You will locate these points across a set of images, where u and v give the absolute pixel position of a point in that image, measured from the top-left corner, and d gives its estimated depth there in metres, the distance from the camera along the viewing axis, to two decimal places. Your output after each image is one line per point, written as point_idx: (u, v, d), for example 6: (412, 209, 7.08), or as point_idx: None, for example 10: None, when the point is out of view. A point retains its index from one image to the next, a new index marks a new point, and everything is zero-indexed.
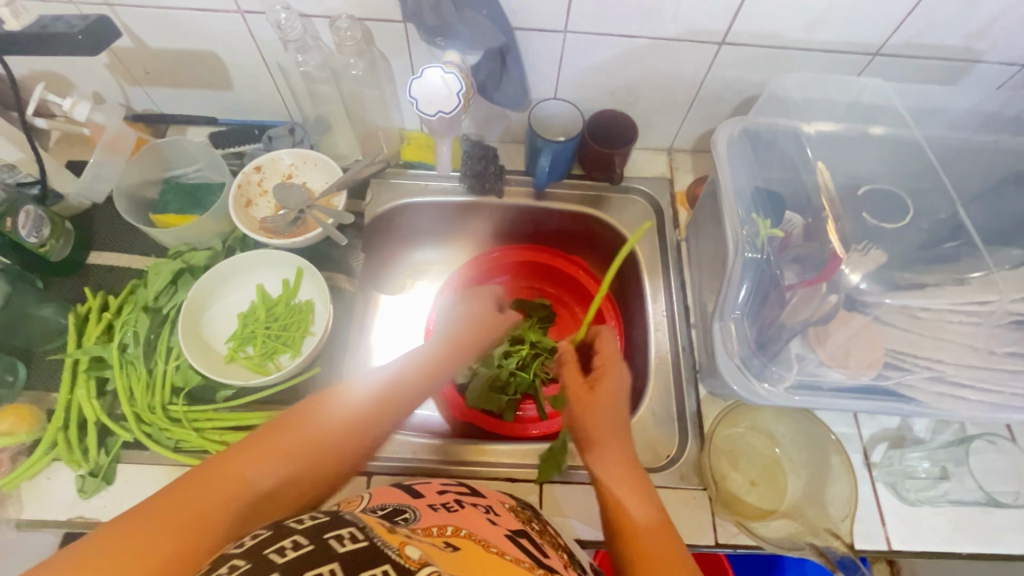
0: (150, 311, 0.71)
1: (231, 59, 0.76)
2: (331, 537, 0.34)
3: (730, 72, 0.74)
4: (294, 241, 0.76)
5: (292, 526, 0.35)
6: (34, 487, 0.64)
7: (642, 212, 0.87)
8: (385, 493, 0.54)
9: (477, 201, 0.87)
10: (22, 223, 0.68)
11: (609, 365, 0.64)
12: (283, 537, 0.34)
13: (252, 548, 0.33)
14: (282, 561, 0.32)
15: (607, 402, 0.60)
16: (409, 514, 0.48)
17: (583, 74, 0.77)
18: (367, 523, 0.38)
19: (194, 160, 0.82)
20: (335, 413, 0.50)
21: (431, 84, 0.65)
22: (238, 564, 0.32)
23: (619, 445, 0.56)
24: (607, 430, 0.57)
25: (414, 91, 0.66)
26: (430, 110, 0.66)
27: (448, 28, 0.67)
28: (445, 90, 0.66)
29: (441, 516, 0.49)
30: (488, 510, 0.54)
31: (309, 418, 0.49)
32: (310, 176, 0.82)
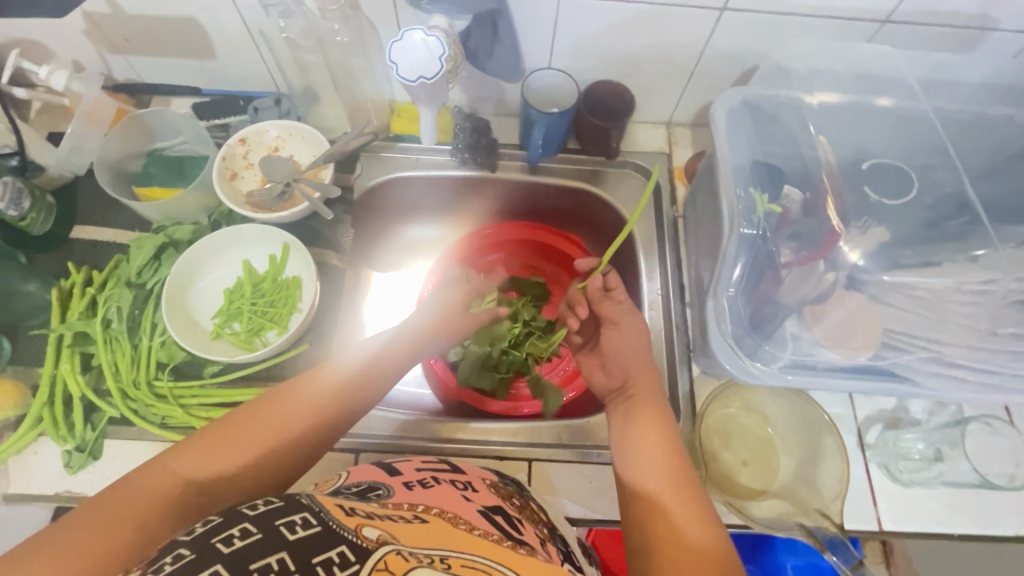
0: (133, 287, 0.70)
1: (212, 26, 0.73)
2: (281, 525, 0.35)
3: (732, 41, 0.71)
4: (281, 215, 0.74)
5: (243, 513, 0.35)
6: (21, 461, 0.64)
7: (639, 187, 0.84)
8: (362, 471, 0.53)
9: (469, 176, 0.85)
10: (0, 195, 0.67)
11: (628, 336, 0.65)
12: (232, 524, 0.34)
13: (201, 536, 0.33)
14: (230, 549, 0.32)
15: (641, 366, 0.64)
16: (382, 491, 0.48)
17: (578, 42, 0.74)
18: (323, 508, 0.38)
19: (177, 132, 0.80)
20: (283, 414, 0.50)
21: (412, 47, 0.63)
22: (183, 553, 0.32)
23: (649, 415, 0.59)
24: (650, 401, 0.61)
25: (394, 55, 0.64)
26: (411, 76, 0.63)
27: None
28: (427, 54, 0.63)
29: (412, 493, 0.48)
30: (464, 487, 0.53)
31: (262, 415, 0.50)
32: (297, 149, 0.79)
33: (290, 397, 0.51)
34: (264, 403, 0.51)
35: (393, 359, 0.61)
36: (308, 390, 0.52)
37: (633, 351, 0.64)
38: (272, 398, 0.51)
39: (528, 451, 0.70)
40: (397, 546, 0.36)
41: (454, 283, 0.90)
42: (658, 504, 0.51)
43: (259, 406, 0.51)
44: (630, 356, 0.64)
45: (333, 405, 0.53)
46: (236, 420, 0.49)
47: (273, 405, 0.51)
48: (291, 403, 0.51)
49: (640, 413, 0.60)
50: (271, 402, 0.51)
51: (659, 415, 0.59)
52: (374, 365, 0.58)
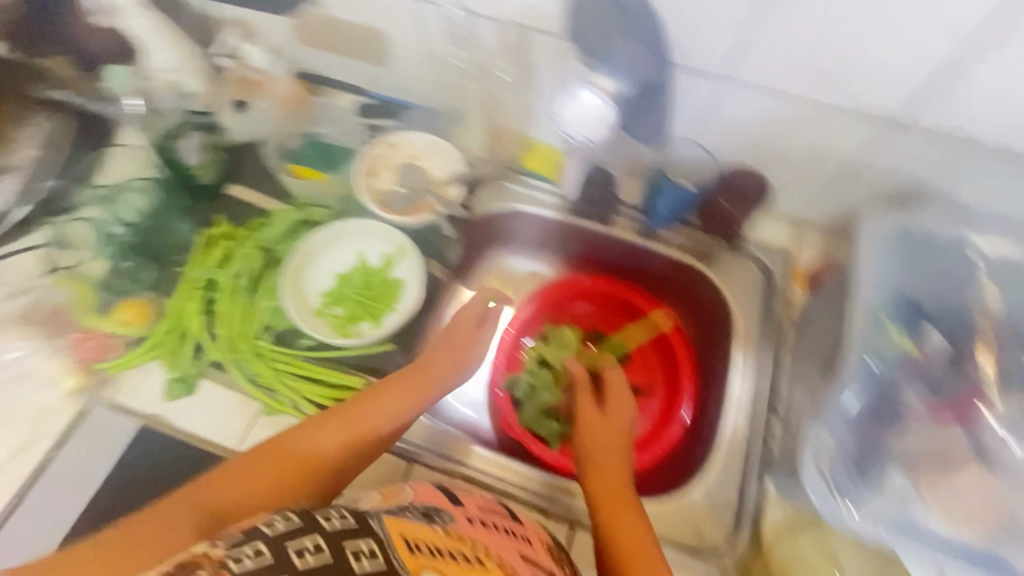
0: (265, 251, 0.77)
1: (396, 41, 0.81)
2: (350, 550, 0.39)
3: (893, 159, 0.69)
4: (405, 220, 0.81)
5: (320, 526, 0.40)
6: (127, 378, 0.70)
7: (751, 280, 0.82)
8: (429, 492, 0.56)
9: (583, 226, 0.87)
10: (184, 146, 0.80)
11: (614, 417, 0.72)
12: (307, 536, 0.38)
13: (279, 537, 0.38)
14: (302, 563, 0.36)
15: (610, 441, 0.69)
16: (445, 516, 0.51)
17: (729, 126, 0.73)
18: (389, 538, 0.42)
19: (336, 124, 0.88)
20: (307, 440, 0.58)
21: (585, 109, 0.71)
22: (262, 550, 0.36)
23: (621, 501, 0.63)
24: (619, 493, 0.64)
25: (564, 113, 0.73)
26: (579, 134, 0.74)
27: (608, 53, 0.65)
28: (592, 120, 0.72)
29: (472, 528, 0.51)
30: (519, 539, 0.55)
31: (289, 442, 0.58)
32: (432, 161, 0.86)
33: (312, 425, 0.59)
34: (289, 432, 0.58)
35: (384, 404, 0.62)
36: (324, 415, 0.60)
37: (611, 429, 0.71)
38: (271, 444, 0.57)
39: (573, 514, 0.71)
40: None
41: (537, 322, 0.93)
42: None
43: (287, 434, 0.59)
44: (611, 435, 0.70)
45: (353, 430, 0.59)
46: (255, 449, 0.57)
47: (300, 433, 0.58)
48: (308, 433, 0.58)
49: (605, 499, 0.64)
50: (298, 431, 0.59)
51: (622, 496, 0.63)
52: (373, 393, 0.63)
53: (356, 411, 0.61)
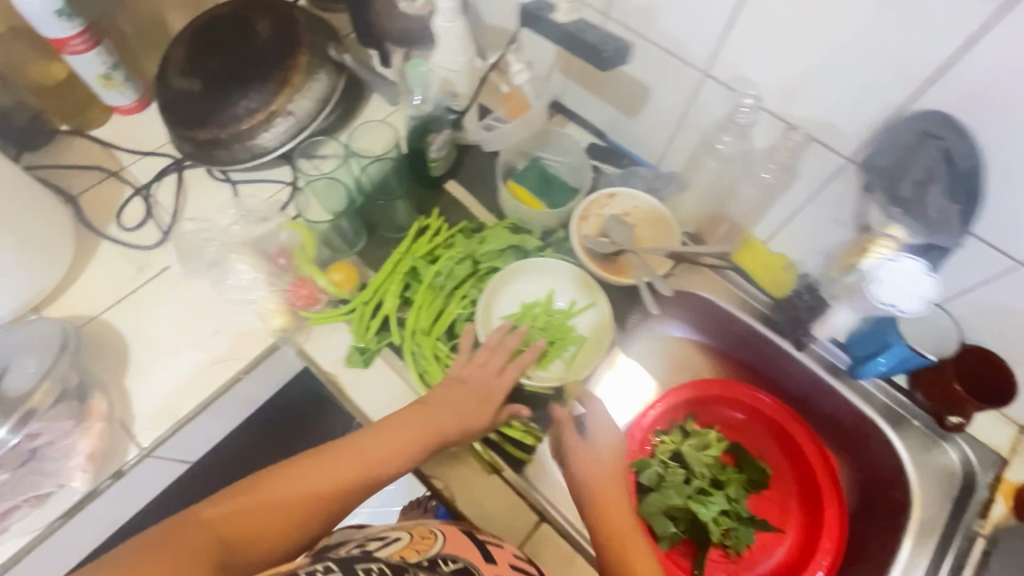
0: (469, 259, 0.79)
1: (658, 101, 0.80)
2: None
3: None
4: (609, 277, 0.81)
5: None
6: (322, 332, 0.77)
7: (946, 471, 0.74)
8: (459, 541, 0.58)
9: (772, 340, 0.83)
10: (435, 140, 0.81)
11: (601, 457, 0.67)
12: None
13: None
14: None
15: (619, 508, 0.64)
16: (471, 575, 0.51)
17: (998, 310, 0.65)
18: None
19: (564, 155, 0.90)
20: (319, 471, 0.58)
21: (906, 276, 0.65)
22: None
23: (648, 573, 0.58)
24: (649, 573, 0.58)
25: (882, 292, 0.67)
26: (917, 306, 0.65)
27: (917, 205, 0.60)
28: (913, 286, 0.65)
29: None
30: None
31: (299, 472, 0.58)
32: (644, 225, 0.84)
33: (322, 462, 0.59)
34: (301, 463, 0.59)
35: (388, 440, 0.62)
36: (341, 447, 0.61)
37: (610, 495, 0.64)
38: (272, 473, 0.57)
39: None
40: None
41: (680, 411, 0.89)
42: None
43: (301, 462, 0.59)
44: (620, 510, 0.64)
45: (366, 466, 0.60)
46: (281, 474, 0.58)
47: (320, 464, 0.59)
48: (325, 469, 0.58)
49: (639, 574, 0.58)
50: (308, 464, 0.59)
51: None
52: (382, 428, 0.63)
53: (375, 449, 0.61)
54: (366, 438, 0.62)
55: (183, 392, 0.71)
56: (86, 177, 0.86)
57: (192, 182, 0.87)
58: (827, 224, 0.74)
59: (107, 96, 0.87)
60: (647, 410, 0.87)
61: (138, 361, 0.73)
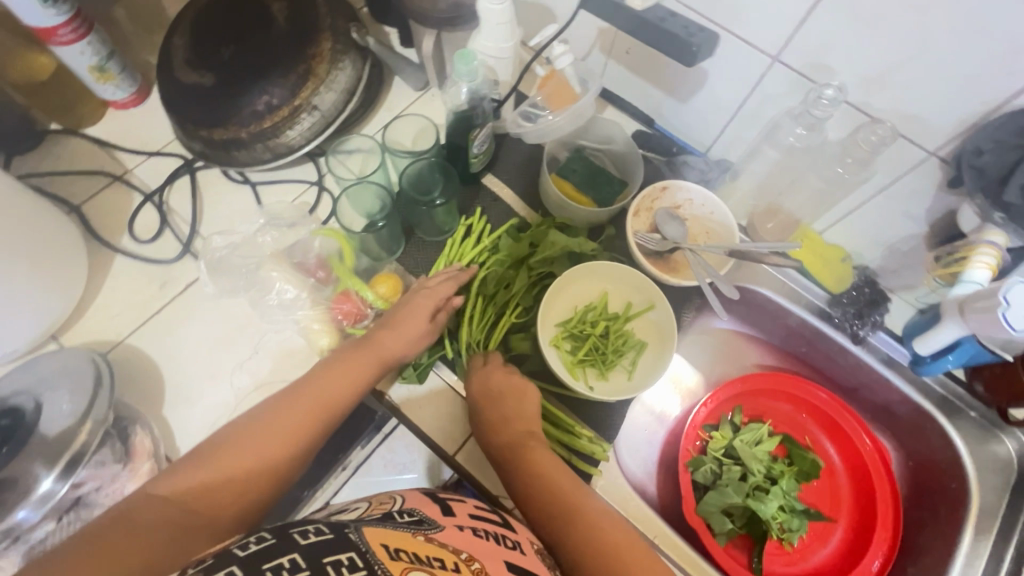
0: (520, 262, 0.75)
1: (714, 87, 0.74)
2: (328, 564, 0.37)
3: None
4: (667, 278, 0.76)
5: (294, 541, 0.38)
6: None
7: (1003, 461, 0.74)
8: (415, 499, 0.55)
9: (827, 334, 0.82)
10: (478, 137, 0.74)
11: (543, 464, 0.62)
12: (281, 553, 0.37)
13: (252, 556, 0.36)
14: None
15: (527, 414, 0.66)
16: (428, 523, 0.49)
17: None
18: (370, 549, 0.40)
19: (607, 144, 0.84)
20: (287, 415, 0.56)
21: None
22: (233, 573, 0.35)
23: (572, 501, 0.59)
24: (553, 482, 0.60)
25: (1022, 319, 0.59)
26: None
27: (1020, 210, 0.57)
28: None
29: (459, 535, 0.48)
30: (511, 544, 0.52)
31: (264, 423, 0.55)
32: (696, 219, 0.81)
33: (290, 407, 0.57)
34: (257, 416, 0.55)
35: (337, 365, 0.61)
36: (307, 393, 0.58)
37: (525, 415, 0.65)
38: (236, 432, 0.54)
39: None
40: None
41: (730, 405, 0.88)
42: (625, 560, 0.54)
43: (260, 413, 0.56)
44: (521, 410, 0.66)
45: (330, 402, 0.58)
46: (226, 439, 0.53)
47: (285, 410, 0.56)
48: (294, 415, 0.56)
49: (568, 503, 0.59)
50: (270, 412, 0.56)
51: (583, 514, 0.58)
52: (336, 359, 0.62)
53: (336, 382, 0.60)
54: (318, 373, 0.60)
55: (228, 421, 0.67)
56: (88, 185, 0.78)
57: (207, 186, 0.80)
58: (895, 218, 0.71)
59: (101, 91, 0.78)
60: (696, 406, 0.87)
61: (178, 389, 0.68)
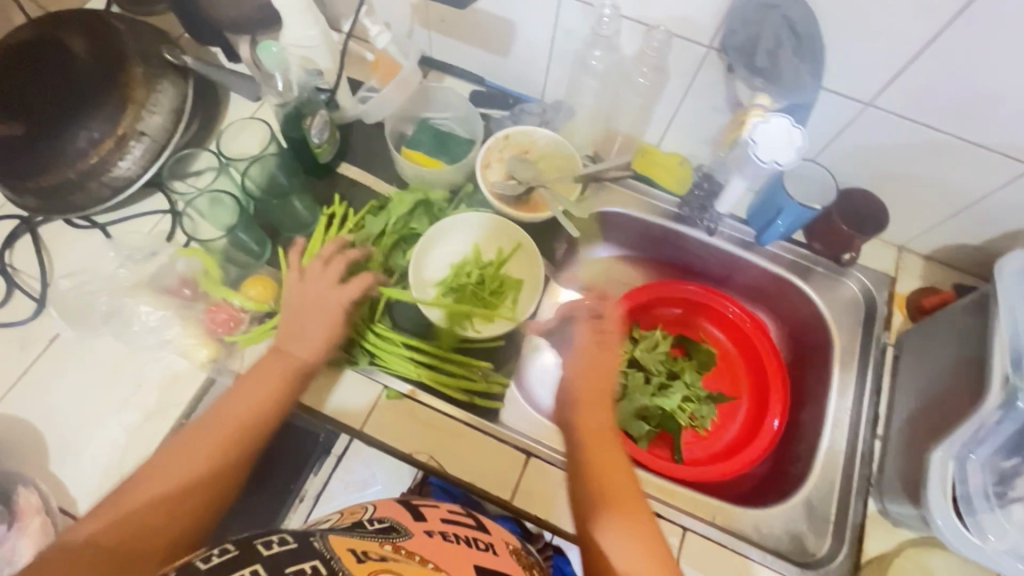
0: (383, 233, 0.78)
1: (525, 34, 0.80)
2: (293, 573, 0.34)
3: (1019, 199, 0.71)
4: (525, 217, 0.82)
5: (256, 551, 0.35)
6: (254, 352, 0.71)
7: (851, 301, 0.84)
8: (389, 505, 0.53)
9: (686, 234, 0.88)
10: (313, 123, 0.76)
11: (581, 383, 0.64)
12: (239, 566, 0.34)
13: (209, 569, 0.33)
14: None
15: (604, 369, 0.65)
16: (399, 531, 0.47)
17: (859, 149, 0.74)
18: (335, 555, 0.37)
19: (448, 109, 0.88)
20: (202, 434, 0.56)
21: (774, 135, 0.68)
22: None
23: (603, 435, 0.61)
24: (597, 416, 0.63)
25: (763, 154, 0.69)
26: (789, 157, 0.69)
27: (772, 71, 0.66)
28: (787, 141, 0.68)
29: (427, 540, 0.47)
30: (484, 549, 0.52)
31: (185, 451, 0.55)
32: (545, 157, 0.85)
33: (203, 431, 0.57)
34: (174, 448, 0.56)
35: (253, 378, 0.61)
36: (224, 416, 0.58)
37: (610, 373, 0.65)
38: (151, 470, 0.54)
39: (514, 482, 0.69)
40: None
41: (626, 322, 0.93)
42: (621, 496, 0.57)
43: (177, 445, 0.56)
44: (594, 352, 0.66)
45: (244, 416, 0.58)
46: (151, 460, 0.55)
47: (200, 437, 0.56)
48: (210, 432, 0.57)
49: (593, 437, 0.61)
50: (184, 441, 0.56)
51: (609, 453, 0.60)
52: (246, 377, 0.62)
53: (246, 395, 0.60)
54: (228, 398, 0.60)
55: (122, 462, 0.65)
56: None
57: (52, 239, 0.77)
58: (705, 112, 0.79)
59: None
60: None
61: (61, 441, 0.66)
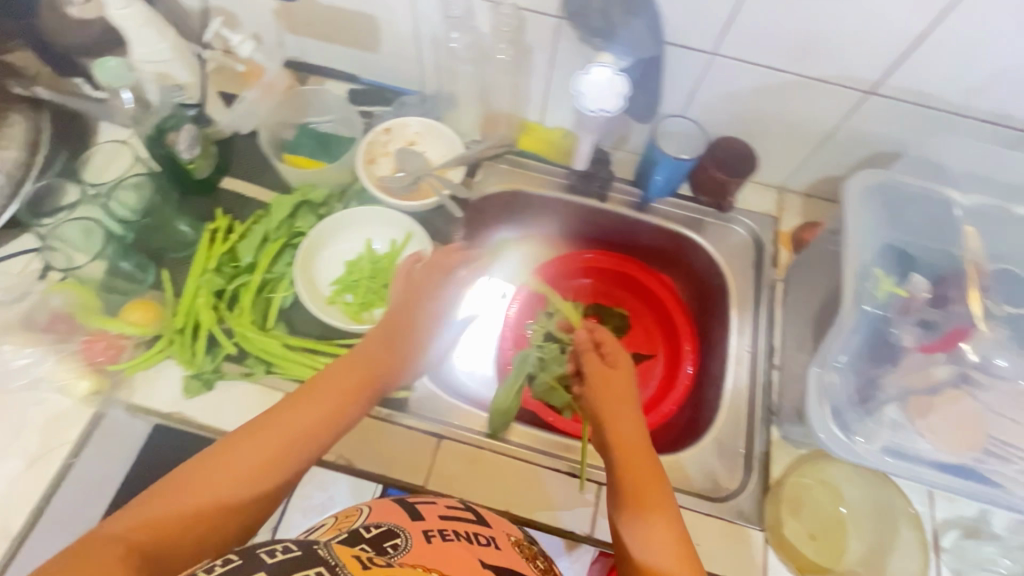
0: (267, 238, 0.77)
1: (388, 27, 0.81)
2: None
3: (866, 125, 0.75)
4: (410, 205, 0.81)
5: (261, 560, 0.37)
6: (145, 378, 0.69)
7: (741, 245, 0.87)
8: (384, 504, 0.54)
9: (580, 203, 0.90)
10: (179, 137, 0.76)
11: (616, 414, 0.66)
12: None
13: None
14: None
15: (620, 389, 0.67)
16: (399, 540, 0.47)
17: (719, 98, 0.78)
18: (339, 562, 0.39)
19: (328, 111, 0.87)
20: (278, 433, 0.54)
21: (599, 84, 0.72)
22: None
23: (640, 449, 0.63)
24: (632, 436, 0.64)
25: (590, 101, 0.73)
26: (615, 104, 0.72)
27: (609, 31, 0.69)
28: (610, 90, 0.72)
29: (429, 545, 0.48)
30: (485, 544, 0.52)
31: (215, 461, 0.51)
32: (431, 147, 0.86)
33: (262, 436, 0.53)
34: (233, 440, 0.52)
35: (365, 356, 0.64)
36: (283, 417, 0.55)
37: (620, 396, 0.67)
38: (196, 465, 0.50)
39: (431, 465, 0.69)
40: None
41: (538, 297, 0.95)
42: (641, 494, 0.59)
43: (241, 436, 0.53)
44: (615, 377, 0.68)
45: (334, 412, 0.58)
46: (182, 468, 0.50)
47: (245, 438, 0.53)
48: (268, 438, 0.53)
49: (629, 451, 0.63)
50: (218, 457, 0.51)
51: (643, 458, 0.62)
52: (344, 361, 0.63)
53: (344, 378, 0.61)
54: (337, 370, 0.61)
55: (8, 510, 0.62)
56: None
57: None
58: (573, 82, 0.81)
59: None
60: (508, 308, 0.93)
61: None
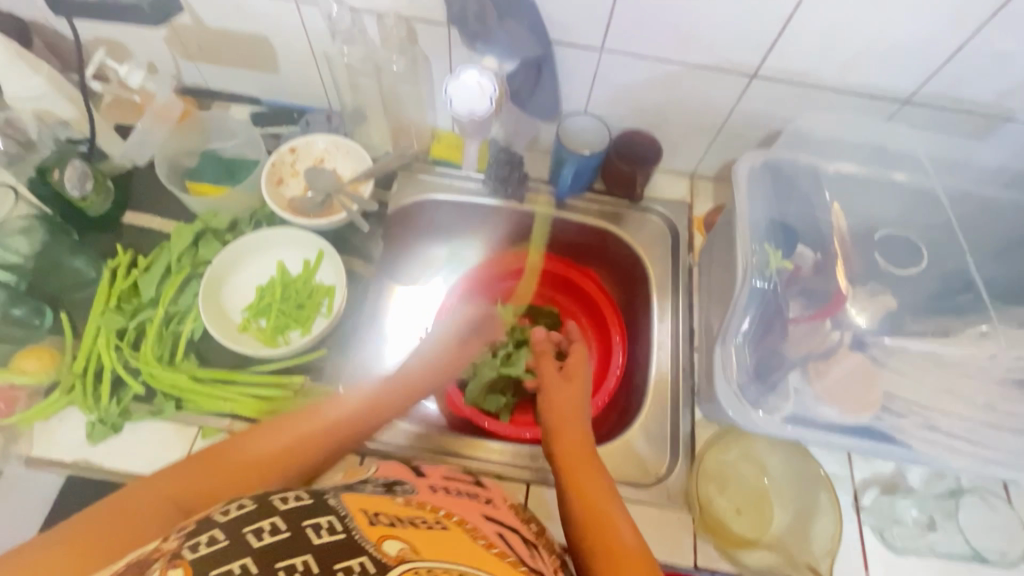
0: (171, 269, 0.75)
1: (282, 46, 0.80)
2: (308, 528, 0.40)
3: (757, 107, 0.78)
4: (318, 223, 0.79)
5: (273, 509, 0.41)
6: (47, 428, 0.66)
7: (658, 232, 0.88)
8: (390, 466, 0.58)
9: (498, 206, 0.89)
10: (68, 175, 0.74)
11: (556, 400, 0.69)
12: (262, 519, 0.39)
13: (235, 525, 0.39)
14: (258, 544, 0.37)
15: (566, 392, 0.70)
16: (406, 486, 0.53)
17: (616, 92, 0.80)
18: (347, 514, 0.43)
19: (232, 135, 0.85)
20: (311, 424, 0.61)
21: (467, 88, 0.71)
22: (217, 538, 0.37)
23: (580, 448, 0.63)
24: (572, 429, 0.65)
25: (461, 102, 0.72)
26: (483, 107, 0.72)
27: (489, 34, 0.71)
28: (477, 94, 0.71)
29: (436, 496, 0.53)
30: (483, 502, 0.55)
31: (278, 428, 0.60)
32: (341, 163, 0.85)
33: (296, 422, 0.60)
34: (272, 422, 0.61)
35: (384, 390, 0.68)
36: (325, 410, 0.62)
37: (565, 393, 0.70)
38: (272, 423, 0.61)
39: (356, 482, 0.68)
40: (415, 563, 0.39)
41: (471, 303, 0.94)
42: (576, 474, 0.60)
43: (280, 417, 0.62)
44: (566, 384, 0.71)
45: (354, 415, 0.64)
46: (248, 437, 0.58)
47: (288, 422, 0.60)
48: (304, 426, 0.60)
49: (569, 449, 0.63)
50: (302, 416, 0.61)
51: (582, 446, 0.63)
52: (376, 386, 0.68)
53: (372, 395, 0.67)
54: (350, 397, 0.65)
55: None
56: None
57: None
58: None
59: None
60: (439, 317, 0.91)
61: None
